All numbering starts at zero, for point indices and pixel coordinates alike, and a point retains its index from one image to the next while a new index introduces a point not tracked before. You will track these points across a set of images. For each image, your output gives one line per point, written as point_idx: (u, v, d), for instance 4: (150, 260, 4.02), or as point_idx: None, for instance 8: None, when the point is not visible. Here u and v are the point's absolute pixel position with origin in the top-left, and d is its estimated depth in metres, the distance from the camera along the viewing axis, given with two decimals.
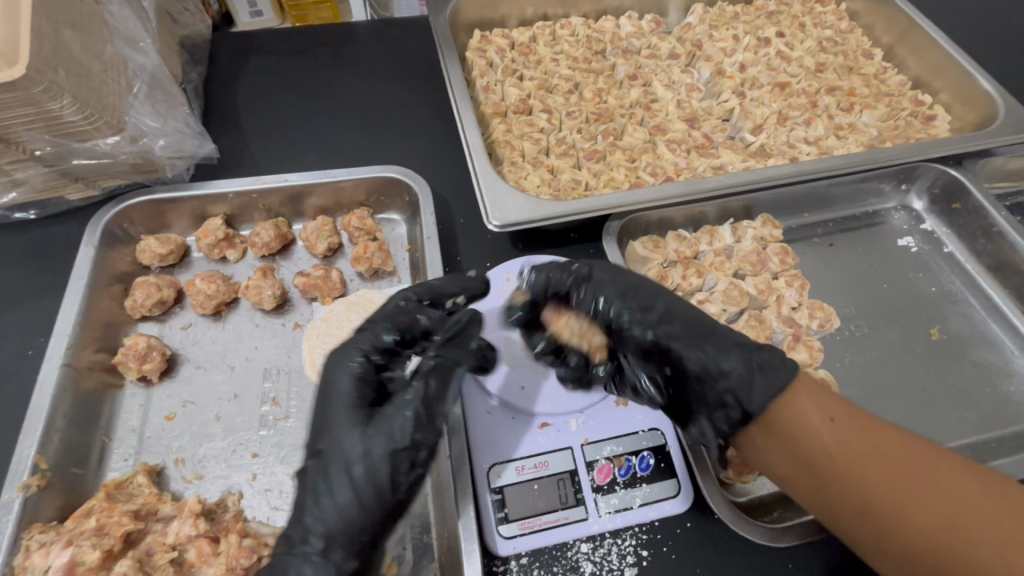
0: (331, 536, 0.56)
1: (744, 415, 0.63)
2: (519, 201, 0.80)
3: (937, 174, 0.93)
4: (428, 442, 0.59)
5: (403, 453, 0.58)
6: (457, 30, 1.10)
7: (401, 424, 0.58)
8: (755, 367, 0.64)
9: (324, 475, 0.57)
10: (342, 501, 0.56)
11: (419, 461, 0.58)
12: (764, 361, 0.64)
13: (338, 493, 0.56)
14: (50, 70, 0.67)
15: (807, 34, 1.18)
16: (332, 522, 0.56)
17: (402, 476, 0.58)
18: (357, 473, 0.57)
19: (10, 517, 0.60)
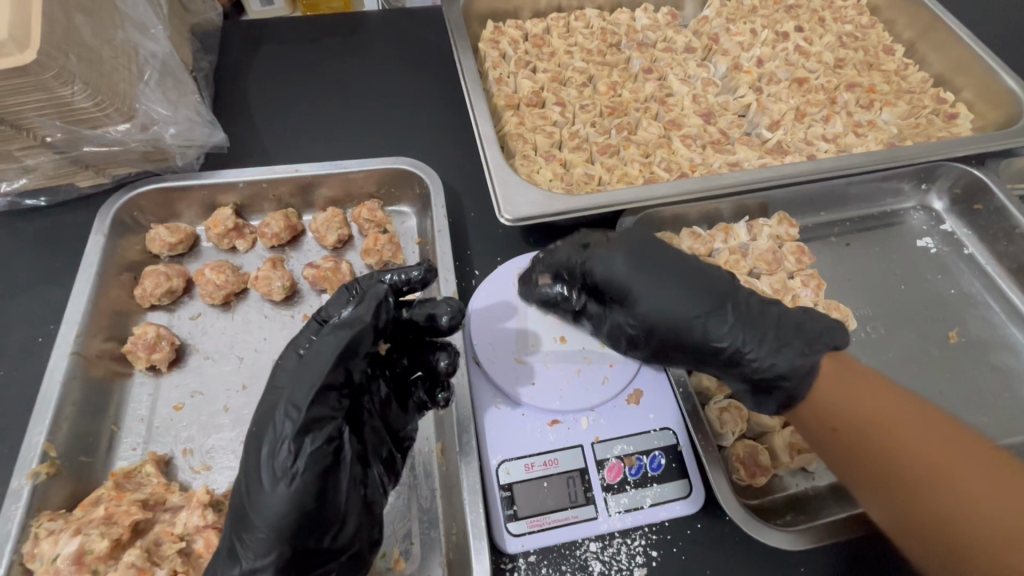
0: (239, 541, 0.53)
1: (786, 369, 0.63)
2: (532, 195, 0.79)
3: (958, 174, 0.91)
4: (296, 429, 0.53)
5: (272, 442, 0.53)
6: (470, 21, 1.09)
7: (279, 411, 0.54)
8: (781, 337, 0.65)
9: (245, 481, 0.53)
10: (241, 501, 0.54)
11: (292, 449, 0.52)
12: (790, 327, 0.66)
13: (239, 493, 0.54)
14: (61, 56, 0.67)
15: (827, 29, 1.15)
16: (238, 525, 0.53)
17: (280, 473, 0.52)
18: (247, 471, 0.54)
19: (20, 504, 0.60)
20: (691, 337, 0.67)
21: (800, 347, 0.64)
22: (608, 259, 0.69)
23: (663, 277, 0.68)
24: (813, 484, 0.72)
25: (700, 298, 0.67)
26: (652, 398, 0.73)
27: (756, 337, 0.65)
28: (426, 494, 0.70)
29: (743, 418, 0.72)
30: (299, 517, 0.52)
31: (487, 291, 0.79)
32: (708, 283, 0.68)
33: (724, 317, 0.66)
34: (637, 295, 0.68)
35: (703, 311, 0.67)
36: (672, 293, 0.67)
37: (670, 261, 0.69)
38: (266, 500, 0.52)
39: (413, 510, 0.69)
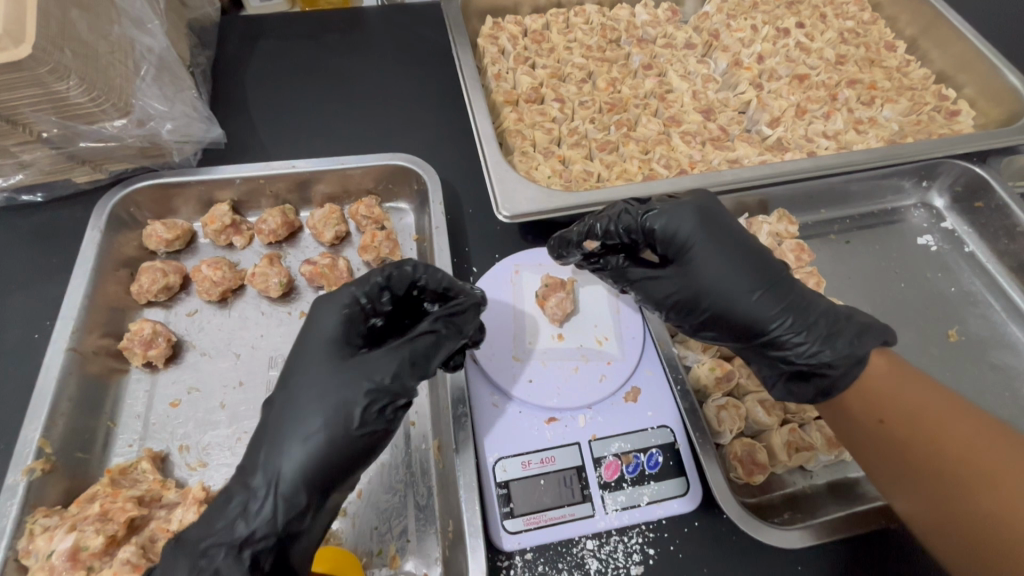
0: (265, 492, 0.57)
1: (821, 368, 0.65)
2: (530, 191, 0.78)
3: (960, 171, 0.90)
4: (372, 397, 0.59)
5: (343, 403, 0.59)
6: (469, 16, 1.08)
7: (357, 377, 0.60)
8: (836, 331, 0.65)
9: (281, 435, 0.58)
10: (283, 452, 0.58)
11: (361, 416, 0.59)
12: (843, 322, 0.66)
13: (282, 443, 0.58)
14: (56, 50, 0.66)
15: (829, 25, 1.15)
16: (271, 477, 0.57)
17: (332, 433, 0.58)
18: (304, 423, 0.58)
19: (15, 500, 0.60)
20: (739, 313, 0.67)
21: (852, 339, 0.64)
22: (675, 218, 0.68)
23: (724, 244, 0.68)
24: (810, 482, 0.71)
25: (755, 274, 0.67)
26: (650, 395, 0.73)
27: (809, 325, 0.65)
28: (423, 492, 0.70)
29: (741, 416, 0.72)
30: (337, 480, 0.58)
31: (484, 288, 0.79)
32: (764, 262, 0.68)
33: (777, 297, 0.66)
34: (699, 264, 0.68)
35: (754, 287, 0.67)
36: (731, 263, 0.67)
37: (734, 233, 0.69)
38: (317, 455, 0.57)
39: (409, 506, 0.69)
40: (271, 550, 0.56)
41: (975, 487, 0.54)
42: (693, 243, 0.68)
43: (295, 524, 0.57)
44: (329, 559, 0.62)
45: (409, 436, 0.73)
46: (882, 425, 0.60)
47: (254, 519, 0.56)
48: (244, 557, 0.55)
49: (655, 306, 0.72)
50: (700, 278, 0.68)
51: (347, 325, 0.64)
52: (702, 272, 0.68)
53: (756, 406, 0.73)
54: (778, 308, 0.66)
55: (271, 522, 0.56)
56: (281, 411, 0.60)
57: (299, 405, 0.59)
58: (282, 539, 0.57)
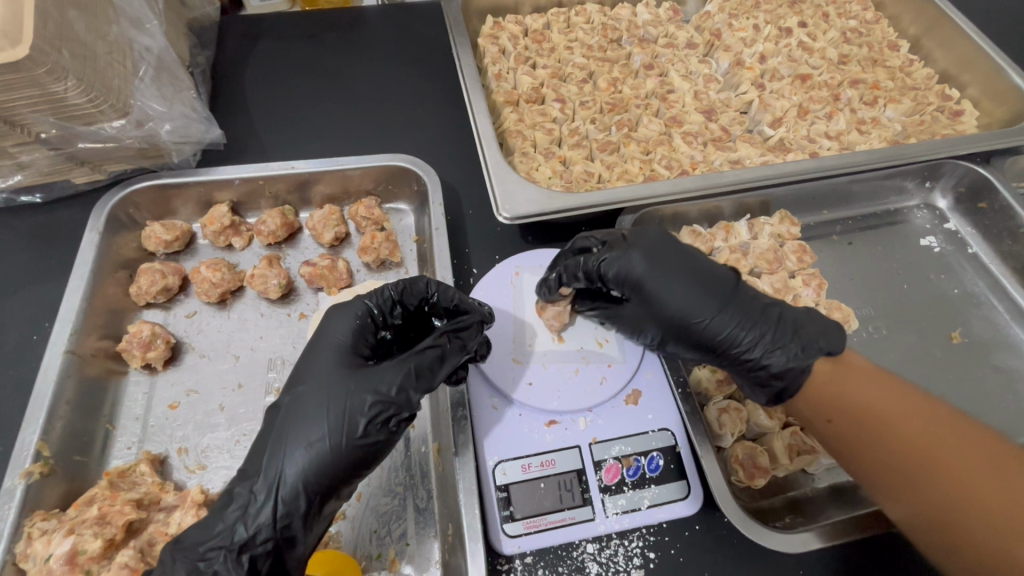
0: (265, 496, 0.56)
1: (783, 388, 0.65)
2: (530, 193, 0.78)
3: (963, 172, 0.90)
4: (376, 406, 0.58)
5: (347, 409, 0.58)
6: (469, 16, 1.08)
7: (363, 384, 0.59)
8: (791, 339, 0.65)
9: (286, 437, 0.58)
10: (285, 454, 0.57)
11: (364, 423, 0.58)
12: (795, 331, 0.65)
13: (285, 445, 0.58)
14: (54, 51, 0.66)
15: (831, 24, 1.14)
16: (274, 477, 0.56)
17: (338, 435, 0.57)
18: (308, 427, 0.58)
19: (14, 503, 0.59)
20: (697, 336, 0.67)
21: (799, 348, 0.64)
22: (624, 258, 0.69)
23: (672, 271, 0.68)
24: (812, 486, 0.71)
25: (706, 295, 0.67)
26: (651, 398, 0.72)
27: (764, 339, 0.65)
28: (423, 495, 0.69)
29: (743, 418, 0.72)
30: (336, 486, 0.58)
31: (484, 290, 0.79)
32: (715, 279, 0.68)
33: (731, 316, 0.66)
34: (653, 298, 0.68)
35: (707, 313, 0.66)
36: (680, 288, 0.67)
37: (682, 254, 0.69)
38: (318, 459, 0.57)
39: (409, 509, 0.68)
40: (268, 553, 0.56)
41: (922, 482, 0.58)
42: (641, 276, 0.68)
43: (293, 529, 0.57)
44: (325, 561, 0.61)
45: (409, 439, 0.73)
46: (830, 424, 0.63)
47: (254, 521, 0.55)
48: (242, 561, 0.55)
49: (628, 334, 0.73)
50: (655, 309, 0.68)
51: (355, 332, 0.66)
52: (655, 303, 0.68)
53: (758, 409, 0.73)
54: (731, 327, 0.65)
55: (272, 525, 0.56)
56: (286, 414, 0.59)
57: (304, 410, 0.59)
58: (281, 544, 0.57)
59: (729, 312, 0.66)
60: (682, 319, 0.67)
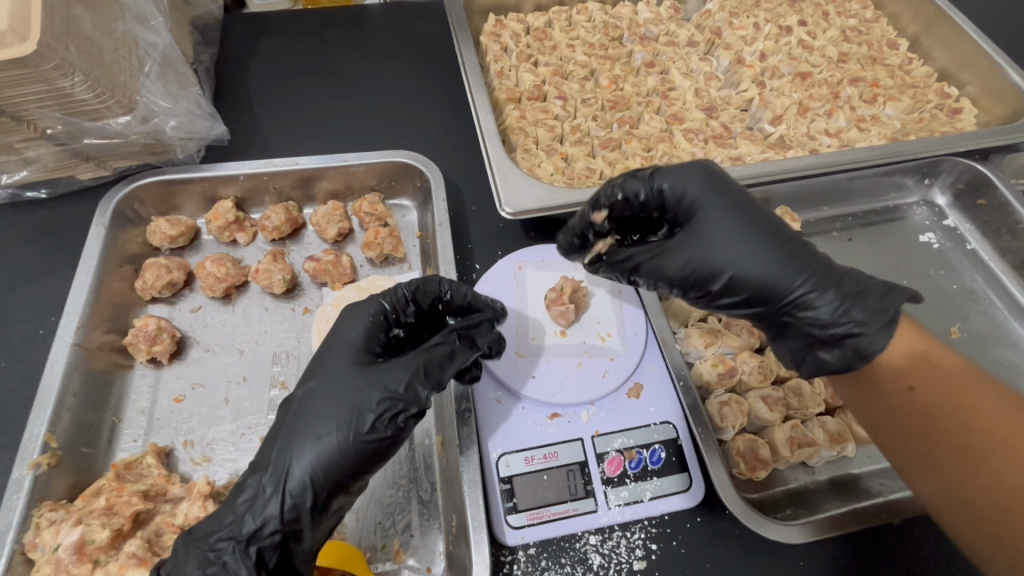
0: (274, 489, 0.57)
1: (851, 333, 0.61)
2: (532, 188, 0.78)
3: (962, 168, 0.90)
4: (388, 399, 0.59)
5: (359, 404, 0.59)
6: (471, 14, 1.09)
7: (374, 382, 0.60)
8: (867, 290, 0.62)
9: (297, 432, 0.59)
10: (297, 449, 0.58)
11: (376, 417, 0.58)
12: (868, 282, 0.63)
13: (297, 440, 0.58)
14: (61, 47, 0.66)
15: (831, 23, 1.15)
16: (285, 470, 0.57)
17: (348, 431, 0.58)
18: (319, 423, 0.58)
19: (22, 494, 0.60)
20: (758, 276, 0.63)
21: (879, 298, 0.61)
22: (685, 178, 0.65)
23: (734, 205, 0.64)
24: (812, 478, 0.72)
25: (770, 234, 0.63)
26: (653, 391, 0.73)
27: (835, 286, 0.62)
28: (427, 487, 0.70)
29: (744, 412, 0.72)
30: (345, 480, 0.58)
31: (487, 286, 0.79)
32: (774, 217, 0.65)
33: (799, 258, 0.63)
34: (713, 227, 0.63)
35: (771, 244, 0.63)
36: (744, 223, 0.63)
37: (740, 189, 0.66)
38: (329, 453, 0.57)
39: (413, 502, 0.69)
40: (275, 548, 0.57)
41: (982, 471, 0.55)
42: (704, 208, 0.64)
43: (302, 524, 0.57)
44: (333, 552, 0.62)
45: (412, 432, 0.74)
46: (910, 392, 0.59)
47: (262, 513, 0.56)
48: (249, 552, 0.55)
49: (666, 284, 0.66)
50: (714, 244, 0.63)
51: (370, 331, 0.66)
52: (713, 237, 0.63)
53: (759, 402, 0.74)
54: (799, 268, 0.62)
55: (281, 519, 0.56)
56: (298, 410, 0.60)
57: (316, 407, 0.59)
58: (289, 538, 0.57)
59: (790, 247, 0.63)
60: (744, 251, 0.63)
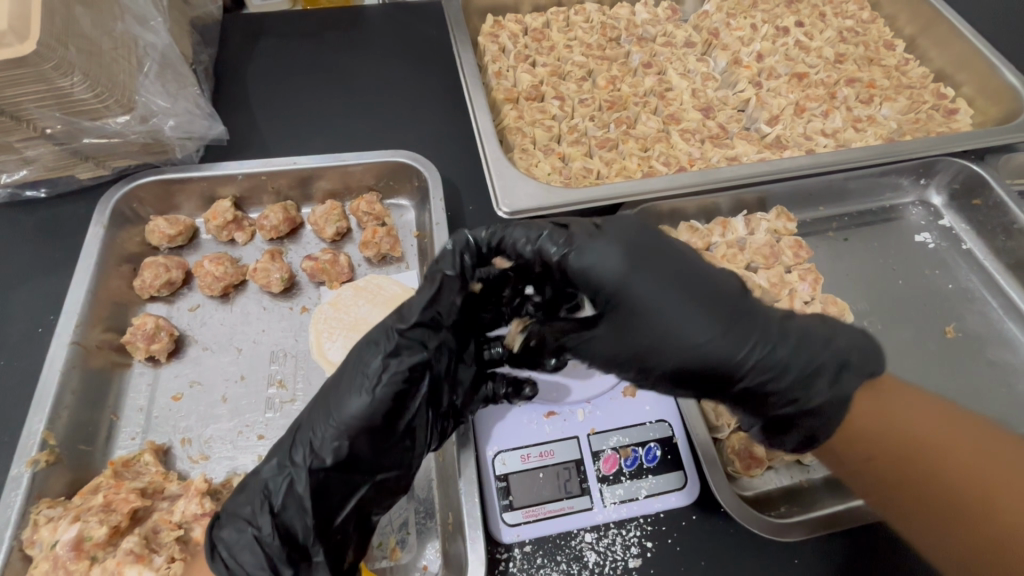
0: (290, 440, 0.60)
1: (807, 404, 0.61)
2: (530, 188, 0.79)
3: (958, 168, 0.91)
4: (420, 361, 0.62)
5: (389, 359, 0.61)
6: (470, 15, 1.09)
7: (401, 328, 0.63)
8: (838, 362, 0.61)
9: (326, 389, 0.62)
10: (330, 400, 0.60)
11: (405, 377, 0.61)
12: (826, 358, 0.61)
13: (333, 392, 0.61)
14: (60, 47, 0.67)
15: (828, 24, 1.15)
16: (314, 417, 0.60)
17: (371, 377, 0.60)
18: (343, 379, 0.61)
19: (20, 491, 0.60)
20: (698, 361, 0.60)
21: (842, 377, 0.61)
22: (602, 253, 0.61)
23: (666, 280, 0.60)
24: (808, 477, 0.72)
25: (709, 313, 0.60)
26: (649, 390, 0.73)
27: (790, 365, 0.60)
28: (424, 485, 0.70)
29: None
30: (368, 439, 0.59)
31: None
32: (723, 289, 0.62)
33: (748, 340, 0.60)
34: (644, 313, 0.60)
35: (715, 325, 0.60)
36: (679, 303, 0.60)
37: (679, 258, 0.62)
38: (358, 404, 0.59)
39: (410, 499, 0.69)
40: (282, 487, 0.58)
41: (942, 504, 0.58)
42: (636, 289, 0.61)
43: (313, 469, 0.58)
44: None
45: None
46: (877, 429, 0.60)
47: (270, 462, 0.60)
48: (255, 492, 0.58)
49: (602, 366, 0.64)
50: (648, 331, 0.60)
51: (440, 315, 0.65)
52: (643, 322, 0.61)
53: None
54: (743, 351, 0.59)
55: (299, 461, 0.59)
56: (340, 368, 0.63)
57: (349, 365, 0.62)
58: (298, 482, 0.58)
59: (735, 324, 0.60)
60: (689, 333, 0.60)
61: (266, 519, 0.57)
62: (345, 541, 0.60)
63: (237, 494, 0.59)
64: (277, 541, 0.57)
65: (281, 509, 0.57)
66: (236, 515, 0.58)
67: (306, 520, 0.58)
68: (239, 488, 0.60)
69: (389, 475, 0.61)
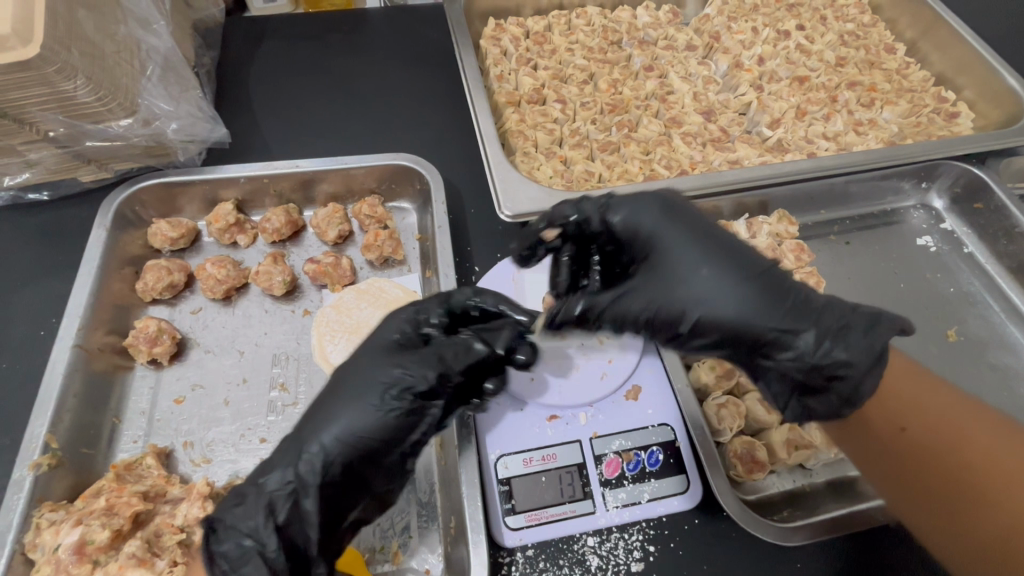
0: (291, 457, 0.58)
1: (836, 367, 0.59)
2: (531, 191, 0.79)
3: (959, 172, 0.91)
4: (424, 386, 0.60)
5: (398, 381, 0.60)
6: (471, 18, 1.09)
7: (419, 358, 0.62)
8: (862, 324, 0.60)
9: (327, 406, 0.60)
10: (335, 414, 0.59)
11: (408, 399, 0.60)
12: (852, 316, 0.60)
13: (336, 407, 0.60)
14: (63, 50, 0.67)
15: (829, 27, 1.15)
16: (320, 430, 0.59)
17: (387, 401, 0.60)
18: (348, 400, 0.60)
19: (22, 494, 0.60)
20: (715, 315, 0.59)
21: (866, 331, 0.59)
22: (637, 209, 0.65)
23: (687, 238, 0.62)
24: (810, 481, 0.72)
25: (730, 269, 0.60)
26: (651, 393, 0.73)
27: (814, 320, 0.59)
28: (426, 489, 0.70)
29: (741, 414, 0.73)
30: (374, 458, 0.59)
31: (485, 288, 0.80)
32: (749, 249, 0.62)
33: (772, 297, 0.59)
34: (676, 267, 0.61)
35: (744, 277, 0.60)
36: (699, 257, 0.61)
37: (704, 218, 0.64)
38: (370, 420, 0.59)
39: (411, 502, 0.69)
40: (290, 501, 0.57)
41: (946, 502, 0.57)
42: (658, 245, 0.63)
43: (323, 484, 0.57)
44: None
45: None
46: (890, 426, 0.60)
47: (269, 476, 0.57)
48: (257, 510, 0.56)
49: (620, 326, 0.63)
50: (680, 285, 0.60)
51: (408, 332, 0.65)
52: (674, 278, 0.61)
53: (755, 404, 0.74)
54: (765, 304, 0.59)
55: (307, 474, 0.57)
56: (338, 382, 0.62)
57: (350, 383, 0.61)
58: (305, 497, 0.57)
59: (765, 276, 0.60)
60: (717, 288, 0.59)
61: (271, 535, 0.56)
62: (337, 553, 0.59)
63: (237, 506, 0.57)
64: (283, 556, 0.56)
65: (286, 523, 0.57)
66: (238, 528, 0.56)
67: (310, 534, 0.57)
68: (239, 498, 0.57)
69: (387, 490, 0.62)
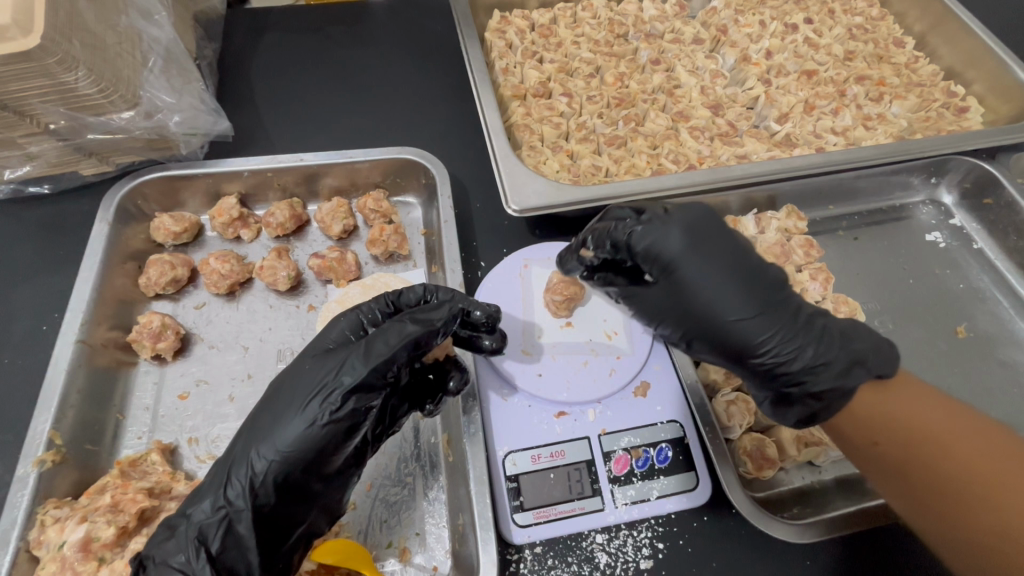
0: (223, 480, 0.56)
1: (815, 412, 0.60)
2: (539, 186, 0.78)
3: (969, 167, 0.90)
4: (351, 384, 0.57)
5: (323, 387, 0.58)
6: (476, 10, 1.08)
7: (329, 364, 0.59)
8: (833, 353, 0.59)
9: (258, 421, 0.58)
10: (264, 432, 0.57)
11: (337, 404, 0.57)
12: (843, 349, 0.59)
13: (266, 423, 0.58)
14: (64, 41, 0.65)
15: (837, 21, 1.14)
16: (251, 448, 0.57)
17: (309, 411, 0.57)
18: (277, 416, 0.58)
19: (26, 492, 0.59)
20: (722, 335, 0.61)
21: (853, 370, 0.59)
22: (661, 233, 0.62)
23: (711, 256, 0.61)
24: (819, 477, 0.72)
25: (747, 293, 0.60)
26: (658, 391, 0.73)
27: (803, 359, 0.59)
28: (434, 485, 0.70)
29: (751, 411, 0.72)
30: (307, 468, 0.57)
31: (493, 284, 0.79)
32: (761, 279, 0.61)
33: (775, 323, 0.60)
34: (680, 292, 0.62)
35: (751, 306, 0.60)
36: (716, 282, 0.60)
37: (726, 241, 0.62)
38: (293, 433, 0.56)
39: (419, 498, 0.69)
40: (220, 528, 0.55)
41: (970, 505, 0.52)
42: (690, 291, 0.61)
43: (254, 508, 0.55)
44: (337, 550, 0.61)
45: (417, 430, 0.74)
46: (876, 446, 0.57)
47: (201, 502, 0.56)
48: (192, 538, 0.54)
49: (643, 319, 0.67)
50: (686, 302, 0.61)
51: (350, 336, 0.66)
52: (696, 298, 0.61)
53: None
54: (768, 333, 0.60)
55: (236, 499, 0.55)
56: (270, 395, 0.60)
57: (279, 398, 0.59)
58: (237, 523, 0.55)
59: (756, 296, 0.60)
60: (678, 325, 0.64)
61: (205, 567, 0.53)
62: (290, 569, 0.58)
63: (167, 540, 0.55)
64: None
65: (220, 552, 0.54)
66: (169, 564, 0.53)
67: (250, 559, 0.55)
68: (170, 532, 0.55)
69: (335, 498, 0.60)
